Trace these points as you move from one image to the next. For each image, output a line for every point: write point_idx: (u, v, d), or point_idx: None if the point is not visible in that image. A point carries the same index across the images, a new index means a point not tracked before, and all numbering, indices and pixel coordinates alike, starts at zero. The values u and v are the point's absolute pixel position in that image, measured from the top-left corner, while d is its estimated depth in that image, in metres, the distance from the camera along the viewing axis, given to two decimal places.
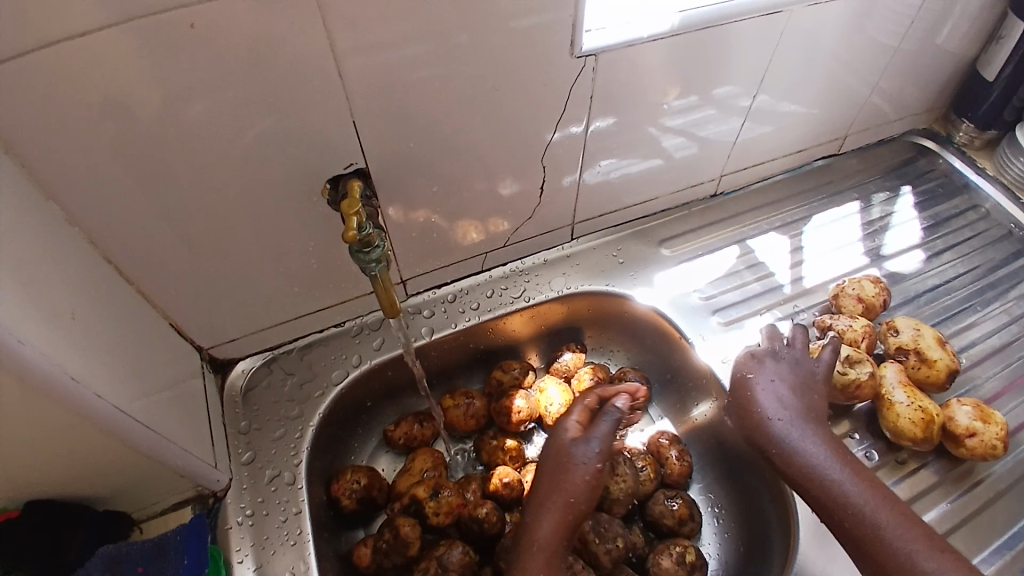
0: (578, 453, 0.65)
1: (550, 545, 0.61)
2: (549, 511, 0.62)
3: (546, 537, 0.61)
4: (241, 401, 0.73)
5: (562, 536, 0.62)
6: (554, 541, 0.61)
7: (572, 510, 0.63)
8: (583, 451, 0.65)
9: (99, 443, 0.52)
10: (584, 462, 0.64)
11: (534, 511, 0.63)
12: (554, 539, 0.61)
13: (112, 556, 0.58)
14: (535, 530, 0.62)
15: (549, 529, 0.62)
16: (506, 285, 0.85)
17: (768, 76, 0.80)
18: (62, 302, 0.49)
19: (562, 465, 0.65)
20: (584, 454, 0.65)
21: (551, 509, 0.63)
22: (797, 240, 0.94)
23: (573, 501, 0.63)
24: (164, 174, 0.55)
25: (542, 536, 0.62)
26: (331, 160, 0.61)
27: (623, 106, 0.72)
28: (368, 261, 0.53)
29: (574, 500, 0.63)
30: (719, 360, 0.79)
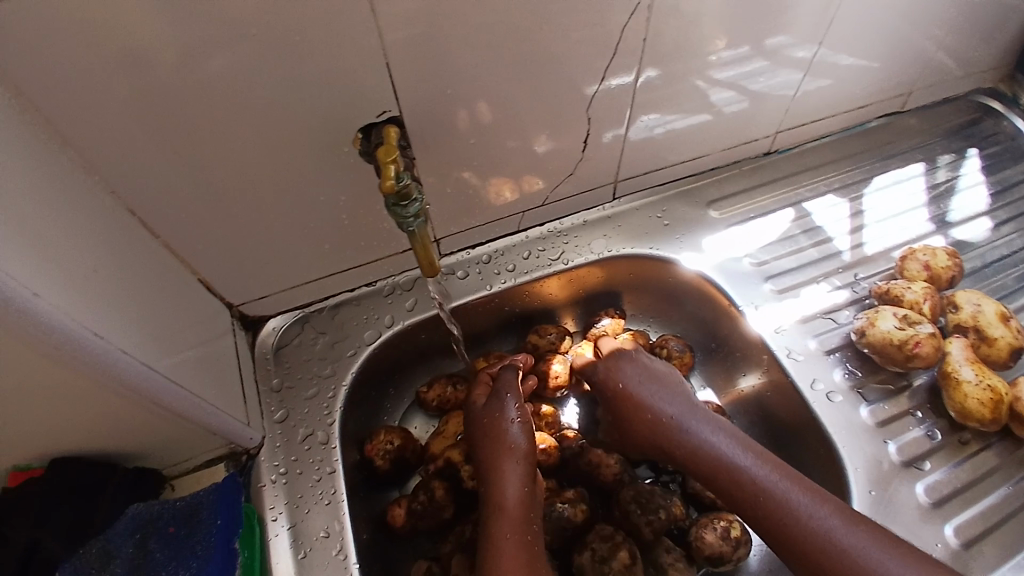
0: (510, 428, 0.66)
1: (514, 515, 0.60)
2: (502, 486, 0.62)
3: (511, 508, 0.60)
4: (273, 359, 0.72)
5: (528, 507, 0.61)
6: (522, 510, 0.61)
7: (523, 484, 0.63)
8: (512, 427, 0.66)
9: (129, 404, 0.50)
10: (514, 437, 0.65)
11: (496, 482, 0.62)
12: (522, 509, 0.61)
13: (142, 516, 0.57)
14: (499, 503, 0.61)
15: (516, 494, 0.62)
16: (544, 247, 0.81)
17: (837, 21, 0.72)
18: (83, 257, 0.47)
19: (499, 442, 0.65)
20: (512, 430, 0.66)
21: (501, 484, 0.62)
22: (858, 203, 0.88)
23: (520, 475, 0.63)
24: (187, 122, 0.52)
25: (506, 509, 0.60)
26: (363, 108, 0.57)
27: (675, 54, 0.66)
28: (404, 216, 0.50)
29: (518, 473, 0.63)
30: (772, 330, 0.75)
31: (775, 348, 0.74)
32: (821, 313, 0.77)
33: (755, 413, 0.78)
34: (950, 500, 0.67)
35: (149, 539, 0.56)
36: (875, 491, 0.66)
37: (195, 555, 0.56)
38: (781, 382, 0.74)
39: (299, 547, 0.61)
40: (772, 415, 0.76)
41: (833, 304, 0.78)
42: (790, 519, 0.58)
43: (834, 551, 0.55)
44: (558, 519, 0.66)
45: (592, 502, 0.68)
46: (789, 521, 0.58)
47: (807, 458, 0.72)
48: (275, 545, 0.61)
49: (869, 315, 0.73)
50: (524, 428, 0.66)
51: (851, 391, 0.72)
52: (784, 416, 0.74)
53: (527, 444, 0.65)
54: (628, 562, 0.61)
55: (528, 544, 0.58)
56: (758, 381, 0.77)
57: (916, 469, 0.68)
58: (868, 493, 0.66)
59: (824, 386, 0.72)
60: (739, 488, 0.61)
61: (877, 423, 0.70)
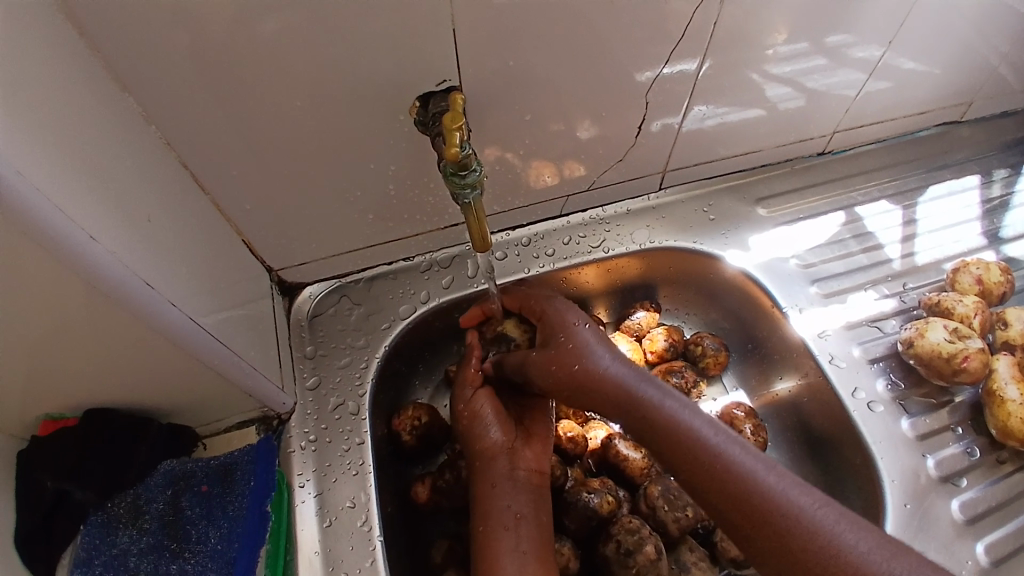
0: (481, 426, 0.64)
1: (501, 517, 0.60)
2: (488, 487, 0.62)
3: (496, 512, 0.60)
4: (308, 327, 0.72)
5: (516, 508, 0.61)
6: (510, 512, 0.60)
7: (506, 484, 0.62)
8: (484, 427, 0.64)
9: (171, 357, 0.51)
10: (489, 435, 0.64)
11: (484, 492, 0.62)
12: (510, 511, 0.60)
13: (176, 472, 0.59)
14: (486, 506, 0.61)
15: (501, 505, 0.61)
16: (585, 233, 0.79)
17: (908, 25, 0.69)
18: (139, 206, 0.47)
19: (474, 445, 0.64)
20: (484, 428, 0.64)
21: (487, 486, 0.62)
22: (912, 211, 0.85)
23: (499, 476, 0.62)
24: (244, 80, 0.51)
25: (491, 513, 0.60)
26: (423, 77, 0.55)
27: (741, 43, 0.64)
28: (461, 185, 0.49)
29: (496, 475, 0.62)
30: (816, 334, 0.73)
31: (817, 353, 0.72)
32: (867, 321, 0.74)
33: (789, 418, 0.77)
34: (985, 518, 0.65)
35: (182, 495, 0.58)
36: (910, 504, 0.64)
37: (226, 513, 0.58)
38: (819, 387, 0.72)
39: (325, 516, 0.61)
40: (807, 420, 0.74)
41: (880, 313, 0.76)
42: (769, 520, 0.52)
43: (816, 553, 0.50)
44: (583, 509, 0.65)
45: (618, 495, 0.68)
46: (767, 525, 0.52)
47: (840, 467, 0.71)
48: (300, 512, 0.61)
49: (918, 326, 0.71)
50: (497, 424, 0.64)
51: (893, 402, 0.70)
52: (819, 422, 0.73)
53: (504, 441, 0.63)
54: (653, 557, 0.60)
55: (522, 544, 0.59)
56: (794, 385, 0.76)
57: (953, 484, 0.66)
58: (903, 506, 0.64)
59: (865, 396, 0.70)
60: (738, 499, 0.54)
61: (916, 437, 0.68)
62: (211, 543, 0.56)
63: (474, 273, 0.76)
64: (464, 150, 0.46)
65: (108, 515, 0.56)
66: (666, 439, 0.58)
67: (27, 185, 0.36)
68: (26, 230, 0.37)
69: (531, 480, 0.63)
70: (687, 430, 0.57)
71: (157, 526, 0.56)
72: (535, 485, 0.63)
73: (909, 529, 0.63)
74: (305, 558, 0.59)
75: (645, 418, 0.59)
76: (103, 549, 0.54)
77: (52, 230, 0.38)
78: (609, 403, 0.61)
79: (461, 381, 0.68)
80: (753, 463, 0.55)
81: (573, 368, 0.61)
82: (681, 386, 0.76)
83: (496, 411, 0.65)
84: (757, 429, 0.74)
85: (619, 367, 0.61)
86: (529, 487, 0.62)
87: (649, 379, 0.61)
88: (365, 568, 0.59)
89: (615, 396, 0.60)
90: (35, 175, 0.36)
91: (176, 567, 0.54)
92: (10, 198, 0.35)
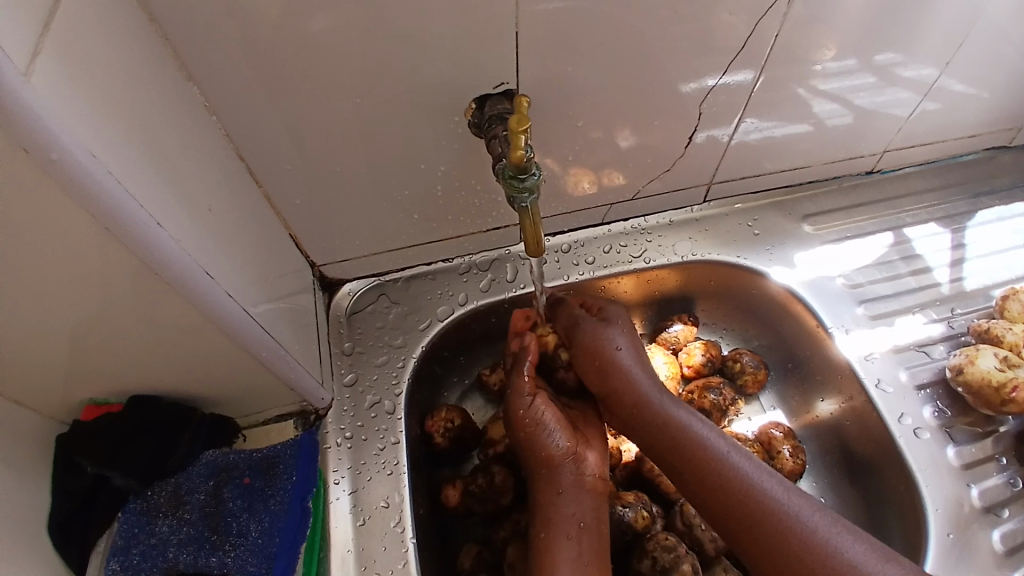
0: (546, 433, 0.62)
1: (564, 526, 0.60)
2: (552, 495, 0.61)
3: (562, 520, 0.60)
4: (346, 324, 0.73)
5: (579, 515, 0.60)
6: (574, 520, 0.60)
7: (571, 491, 0.61)
8: (548, 433, 0.62)
9: (220, 346, 0.51)
10: (554, 442, 0.62)
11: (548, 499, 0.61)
12: (574, 519, 0.60)
13: (218, 463, 0.60)
14: (550, 512, 0.61)
15: (568, 513, 0.60)
16: (626, 243, 0.78)
17: (967, 45, 0.67)
18: (200, 196, 0.48)
19: (536, 451, 0.63)
20: (549, 435, 0.62)
21: (551, 493, 0.61)
22: (960, 235, 0.82)
23: (565, 483, 0.61)
24: (304, 75, 0.51)
25: (556, 520, 0.60)
26: (481, 78, 0.55)
27: (801, 55, 0.62)
28: (519, 189, 0.51)
29: (562, 483, 0.61)
30: (861, 356, 0.72)
31: (863, 376, 0.71)
32: (914, 345, 0.73)
33: (829, 440, 0.75)
34: None
35: (223, 486, 0.59)
36: (952, 534, 0.62)
37: (267, 508, 0.58)
38: (863, 410, 0.71)
39: (358, 514, 0.61)
40: (848, 443, 0.73)
41: (927, 337, 0.74)
42: (802, 556, 0.54)
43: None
44: (618, 523, 0.64)
45: (652, 510, 0.67)
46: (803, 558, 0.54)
47: (881, 494, 0.69)
48: (335, 508, 0.61)
49: (968, 353, 0.69)
50: (562, 429, 0.62)
51: (939, 429, 0.68)
52: (859, 445, 0.71)
53: (569, 447, 0.62)
54: None
55: (585, 554, 0.59)
56: (836, 408, 0.74)
57: (994, 515, 0.64)
58: (945, 536, 0.62)
59: (911, 422, 0.68)
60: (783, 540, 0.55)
61: (959, 466, 0.66)
62: (252, 536, 0.57)
63: (513, 277, 0.75)
64: (527, 153, 0.48)
65: (148, 502, 0.57)
66: (704, 473, 0.59)
67: (101, 168, 0.36)
68: (99, 214, 0.37)
69: (594, 487, 0.62)
70: (725, 466, 0.59)
71: (197, 515, 0.57)
72: (598, 492, 0.62)
73: (950, 560, 0.61)
74: (338, 555, 0.59)
75: (682, 454, 0.60)
76: (142, 537, 0.55)
77: (120, 214, 0.38)
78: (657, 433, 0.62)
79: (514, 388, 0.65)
80: (789, 500, 0.57)
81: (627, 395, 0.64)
82: (719, 403, 0.75)
83: (559, 416, 0.63)
84: (795, 451, 0.73)
85: (666, 400, 0.63)
86: (593, 494, 0.61)
87: (688, 413, 0.63)
88: (397, 570, 0.58)
89: (664, 426, 0.62)
90: (106, 158, 0.37)
91: (216, 560, 0.55)
92: (86, 183, 0.35)
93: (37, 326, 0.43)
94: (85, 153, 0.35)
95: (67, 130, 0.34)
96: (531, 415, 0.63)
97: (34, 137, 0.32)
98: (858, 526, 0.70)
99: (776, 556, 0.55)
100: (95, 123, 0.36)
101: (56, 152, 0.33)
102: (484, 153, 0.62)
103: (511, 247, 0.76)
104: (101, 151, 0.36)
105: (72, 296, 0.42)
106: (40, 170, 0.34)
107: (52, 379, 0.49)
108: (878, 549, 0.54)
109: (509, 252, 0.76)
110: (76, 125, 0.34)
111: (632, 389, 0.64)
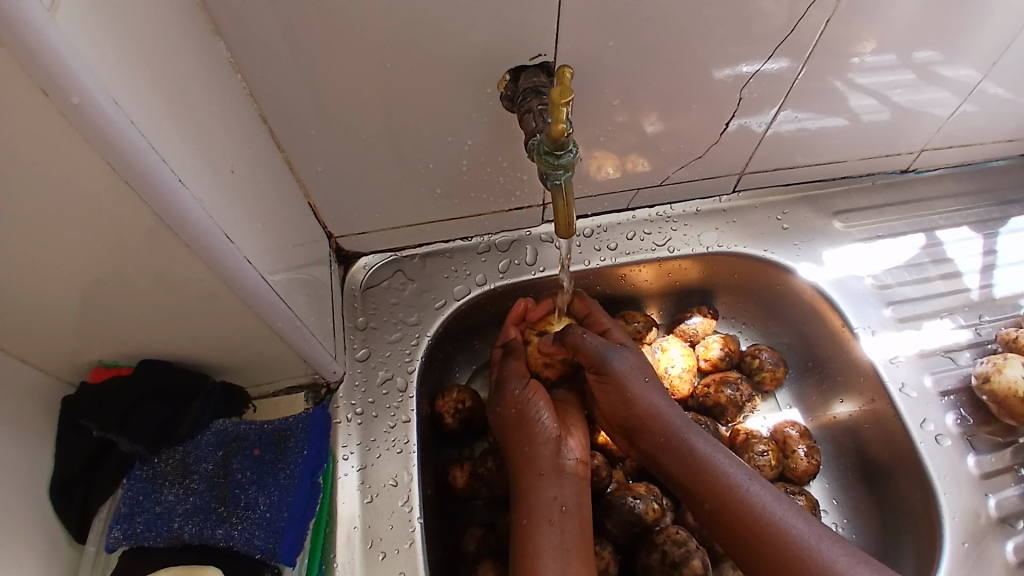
0: (533, 412, 0.64)
1: (546, 511, 0.60)
2: (533, 477, 0.62)
3: (542, 504, 0.60)
4: (360, 298, 0.72)
5: (561, 500, 0.61)
6: (555, 504, 0.60)
7: (553, 475, 0.61)
8: (537, 412, 0.64)
9: (237, 314, 0.49)
10: (539, 419, 0.64)
11: (528, 484, 0.61)
12: (555, 503, 0.60)
13: (227, 432, 0.58)
14: (531, 497, 0.61)
15: (548, 498, 0.60)
16: (650, 230, 0.76)
17: (1017, 45, 0.63)
18: (223, 155, 0.46)
19: (523, 430, 0.64)
20: (537, 413, 0.64)
21: (533, 475, 0.62)
22: (991, 241, 0.78)
23: (546, 467, 0.62)
24: (332, 35, 0.49)
25: (535, 504, 0.60)
26: (517, 48, 0.52)
27: (846, 46, 0.59)
28: (554, 166, 0.49)
29: (541, 465, 0.62)
30: (886, 359, 0.70)
31: (887, 379, 0.69)
32: (940, 350, 0.71)
33: (845, 442, 0.74)
34: None
35: (233, 457, 0.57)
36: (968, 544, 0.61)
37: (278, 482, 0.57)
38: (884, 414, 0.69)
39: (366, 491, 0.61)
40: (864, 447, 0.72)
41: (954, 344, 0.72)
42: (782, 547, 0.55)
43: (800, 564, 0.54)
44: (627, 514, 0.63)
45: (663, 503, 0.66)
46: (751, 528, 0.57)
47: (895, 500, 0.68)
48: (343, 484, 0.61)
49: (996, 361, 0.67)
50: (549, 410, 0.65)
51: (960, 437, 0.66)
52: (877, 450, 0.70)
53: (555, 428, 0.64)
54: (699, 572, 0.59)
55: (567, 540, 0.59)
56: (856, 409, 0.73)
57: (1007, 525, 0.62)
58: (960, 544, 0.61)
59: (933, 428, 0.67)
60: (766, 540, 0.56)
61: (978, 475, 0.64)
62: (260, 510, 0.55)
63: (533, 260, 0.74)
64: (567, 127, 0.47)
65: (154, 470, 0.55)
66: (657, 442, 0.63)
67: (124, 116, 0.34)
68: (121, 166, 0.35)
69: (577, 471, 0.62)
70: (675, 439, 0.62)
71: (205, 486, 0.56)
72: (580, 475, 0.62)
73: (964, 569, 0.60)
74: (344, 532, 0.59)
75: (642, 426, 0.64)
76: (147, 506, 0.54)
77: (142, 166, 0.36)
78: (614, 407, 0.65)
79: (509, 372, 0.68)
80: (742, 476, 0.60)
81: (587, 360, 0.65)
82: (735, 399, 0.73)
83: (547, 398, 0.65)
84: (811, 451, 0.71)
85: (633, 376, 0.64)
86: (576, 478, 0.62)
87: (678, 412, 0.64)
88: (403, 550, 0.58)
89: (620, 403, 0.64)
90: (127, 106, 0.35)
91: (222, 533, 0.54)
92: (108, 131, 0.33)
93: (53, 283, 0.42)
94: (107, 98, 0.33)
95: (90, 72, 0.32)
96: (523, 398, 0.65)
97: (54, 76, 0.30)
98: (870, 529, 0.70)
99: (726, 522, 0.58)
100: (118, 69, 0.34)
101: (77, 96, 0.32)
102: (513, 128, 0.59)
103: (532, 229, 0.74)
104: (123, 99, 0.34)
105: (89, 255, 0.41)
106: (60, 114, 0.32)
107: (65, 338, 0.49)
108: (841, 544, 0.56)
109: (529, 234, 0.74)
110: (100, 71, 0.33)
111: (592, 358, 0.64)
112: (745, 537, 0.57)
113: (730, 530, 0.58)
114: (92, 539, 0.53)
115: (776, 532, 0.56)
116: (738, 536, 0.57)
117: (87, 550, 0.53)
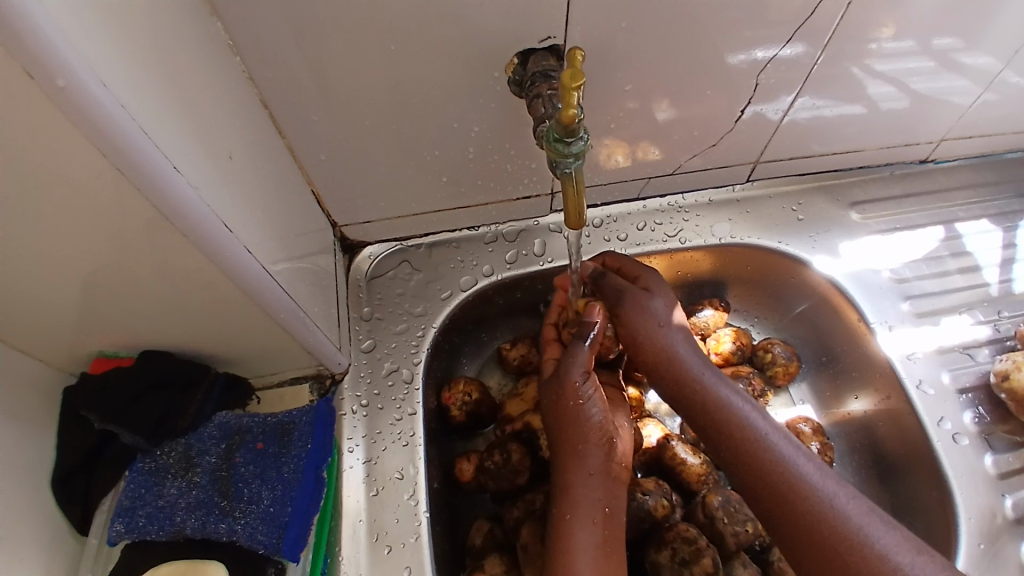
0: (582, 410, 0.61)
1: (589, 511, 0.58)
2: (579, 475, 0.59)
3: (586, 503, 0.58)
4: (366, 288, 0.70)
5: (606, 502, 0.59)
6: (599, 505, 0.58)
7: (601, 477, 0.59)
8: (585, 408, 0.60)
9: (239, 305, 0.48)
10: (590, 416, 0.60)
11: (568, 489, 0.59)
12: (601, 505, 0.58)
13: (230, 425, 0.58)
14: (575, 493, 0.59)
15: (593, 500, 0.58)
16: (661, 221, 0.75)
17: None
18: (222, 141, 0.45)
19: (572, 426, 0.61)
20: (586, 410, 0.60)
21: (580, 474, 0.59)
22: (1011, 235, 0.76)
23: (596, 467, 0.59)
24: (335, 18, 0.47)
25: (580, 502, 0.59)
26: (526, 30, 0.50)
27: (868, 25, 0.56)
28: (565, 154, 0.48)
29: (592, 465, 0.59)
30: (903, 355, 0.68)
31: (904, 376, 0.67)
32: (958, 347, 0.69)
33: (859, 439, 0.73)
34: None
35: (236, 450, 0.57)
36: (983, 544, 0.60)
37: (281, 475, 0.56)
38: (899, 412, 0.68)
39: (371, 484, 0.60)
40: (878, 443, 0.71)
41: (972, 341, 0.70)
42: (833, 534, 0.52)
43: (850, 546, 0.52)
44: (637, 510, 0.63)
45: (672, 499, 0.65)
46: (798, 508, 0.54)
47: (910, 499, 0.66)
48: (348, 477, 0.61)
49: (1016, 359, 0.66)
50: (600, 403, 0.61)
51: (978, 435, 0.65)
52: (891, 448, 0.69)
53: (604, 426, 0.61)
54: (709, 569, 0.59)
55: (605, 542, 0.57)
56: (870, 406, 0.71)
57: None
58: (975, 545, 0.60)
59: (950, 426, 0.65)
60: (818, 526, 0.53)
61: (995, 474, 0.63)
62: (263, 504, 0.54)
63: (541, 251, 0.72)
64: (578, 112, 0.45)
65: (156, 463, 0.55)
66: (711, 419, 0.60)
67: (113, 99, 0.33)
68: (111, 149, 0.34)
69: (622, 476, 0.61)
70: (734, 414, 0.59)
71: (206, 479, 0.55)
72: (624, 481, 0.61)
73: (978, 570, 0.58)
74: (349, 525, 0.59)
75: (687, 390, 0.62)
76: (148, 499, 0.53)
77: (135, 151, 0.35)
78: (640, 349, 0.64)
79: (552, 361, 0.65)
80: (792, 453, 0.57)
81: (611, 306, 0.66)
82: (747, 393, 0.72)
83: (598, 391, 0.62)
84: (823, 447, 0.70)
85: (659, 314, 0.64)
86: (620, 483, 0.61)
87: (720, 377, 0.62)
88: (410, 544, 0.58)
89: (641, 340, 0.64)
90: (117, 87, 0.33)
91: (225, 527, 0.53)
92: (99, 117, 0.32)
93: (52, 274, 0.41)
94: (95, 79, 0.31)
95: (75, 51, 0.30)
96: (565, 385, 0.62)
97: (38, 57, 0.29)
98: None
99: (776, 501, 0.55)
100: (106, 51, 0.33)
101: (62, 78, 0.30)
102: (521, 114, 0.58)
103: (541, 219, 0.72)
104: (111, 79, 0.33)
105: (90, 247, 0.40)
106: (48, 98, 0.31)
107: (64, 328, 0.48)
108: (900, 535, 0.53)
109: (537, 224, 0.73)
110: (87, 50, 0.31)
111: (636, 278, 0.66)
112: (798, 521, 0.54)
113: (779, 508, 0.55)
114: (94, 533, 0.53)
115: (825, 512, 0.53)
116: (788, 519, 0.54)
117: (89, 543, 0.53)
